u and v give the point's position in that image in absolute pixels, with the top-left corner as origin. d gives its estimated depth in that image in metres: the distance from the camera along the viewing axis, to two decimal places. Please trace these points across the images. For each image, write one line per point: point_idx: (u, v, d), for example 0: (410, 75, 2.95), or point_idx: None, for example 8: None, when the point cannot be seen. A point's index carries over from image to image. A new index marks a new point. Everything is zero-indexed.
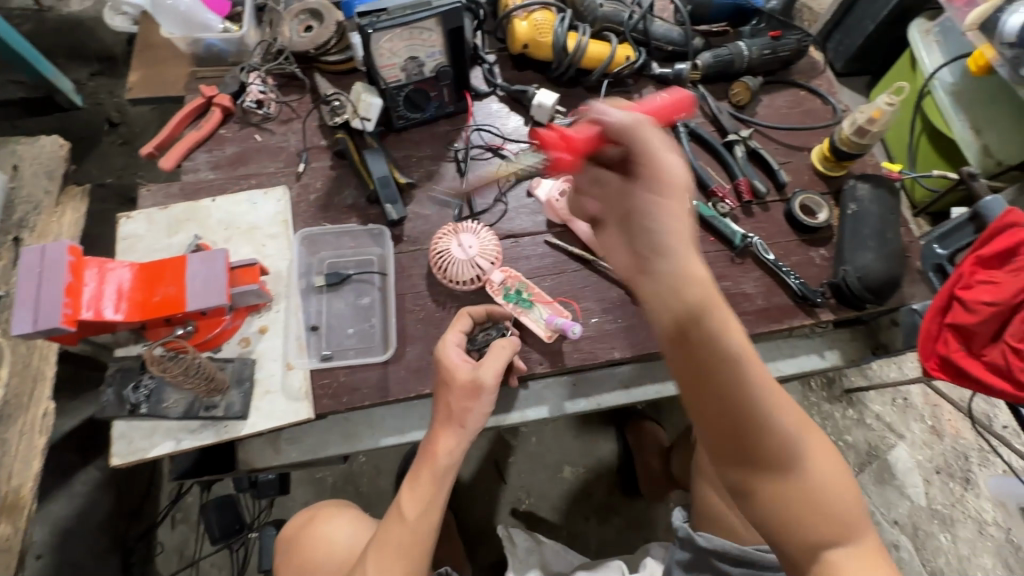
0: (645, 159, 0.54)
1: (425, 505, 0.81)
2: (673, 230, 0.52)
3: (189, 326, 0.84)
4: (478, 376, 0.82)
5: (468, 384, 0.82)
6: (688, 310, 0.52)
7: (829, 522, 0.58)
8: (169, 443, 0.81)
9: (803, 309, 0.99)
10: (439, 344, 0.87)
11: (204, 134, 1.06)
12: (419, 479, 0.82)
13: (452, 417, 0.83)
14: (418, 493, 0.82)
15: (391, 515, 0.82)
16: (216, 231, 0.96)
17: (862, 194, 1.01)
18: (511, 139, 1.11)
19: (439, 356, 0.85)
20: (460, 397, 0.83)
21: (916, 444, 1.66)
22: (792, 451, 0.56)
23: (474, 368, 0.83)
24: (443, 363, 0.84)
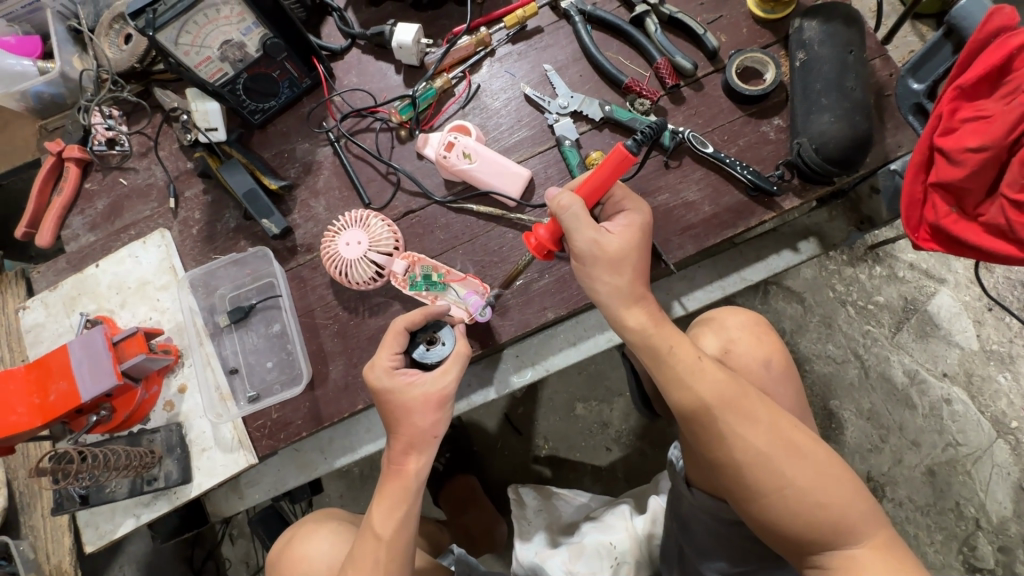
0: (577, 227, 0.63)
1: (399, 519, 0.68)
2: (608, 256, 0.64)
3: (103, 410, 0.80)
4: (443, 387, 0.70)
5: (431, 399, 0.69)
6: (615, 309, 0.65)
7: (782, 462, 0.59)
8: (131, 519, 0.83)
9: (761, 203, 0.82)
10: (367, 375, 0.71)
11: (68, 195, 0.96)
12: (388, 494, 0.69)
13: (414, 435, 0.69)
14: (388, 508, 0.69)
15: (363, 535, 0.69)
16: (111, 299, 0.91)
17: (810, 37, 0.78)
18: (384, 95, 0.94)
19: (376, 389, 0.71)
20: (421, 412, 0.69)
21: (961, 284, 1.37)
22: (724, 405, 0.61)
23: (434, 379, 0.70)
24: (392, 392, 0.69)
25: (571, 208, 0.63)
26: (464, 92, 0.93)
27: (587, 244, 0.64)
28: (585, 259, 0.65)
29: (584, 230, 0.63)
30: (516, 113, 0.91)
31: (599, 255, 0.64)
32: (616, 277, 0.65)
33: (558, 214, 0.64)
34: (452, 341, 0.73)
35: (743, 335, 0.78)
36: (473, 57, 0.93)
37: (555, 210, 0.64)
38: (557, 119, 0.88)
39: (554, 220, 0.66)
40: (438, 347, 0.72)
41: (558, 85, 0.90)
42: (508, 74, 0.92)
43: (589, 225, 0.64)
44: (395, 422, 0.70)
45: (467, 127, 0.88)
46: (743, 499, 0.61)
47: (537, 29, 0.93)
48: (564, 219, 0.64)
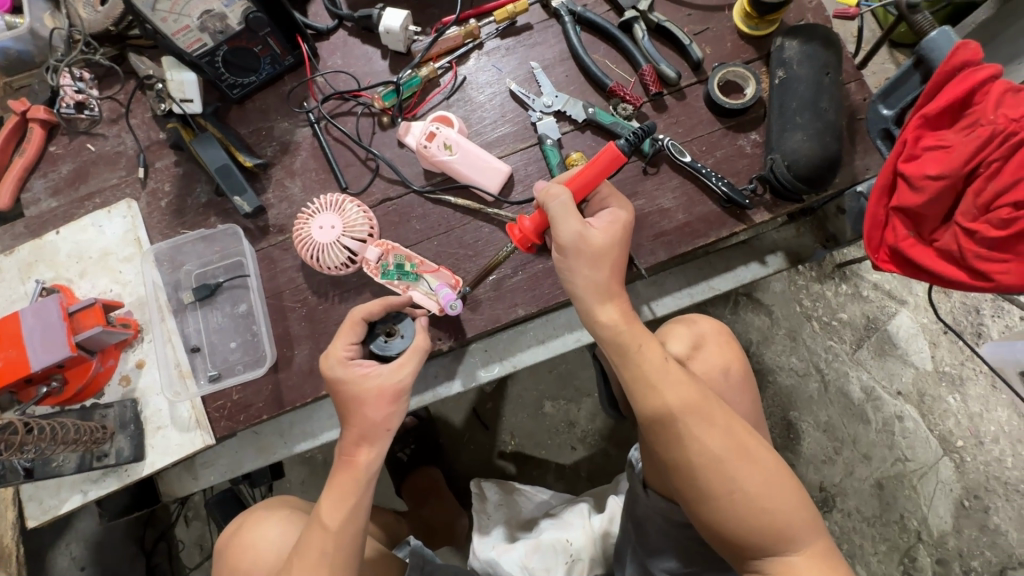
0: (563, 218, 0.65)
1: (347, 511, 0.67)
2: (588, 248, 0.65)
3: (54, 381, 0.79)
4: (398, 381, 0.69)
5: (385, 392, 0.68)
6: (586, 302, 0.66)
7: (735, 467, 0.61)
8: (78, 496, 0.80)
9: (733, 215, 0.84)
10: (321, 364, 0.70)
11: (31, 157, 0.93)
12: (337, 486, 0.68)
13: (366, 427, 0.68)
14: (337, 496, 0.68)
15: (312, 524, 0.68)
16: (69, 267, 0.88)
17: (790, 56, 0.80)
18: (369, 80, 0.93)
19: (331, 380, 0.70)
20: (375, 405, 0.68)
21: (919, 306, 1.43)
22: (685, 405, 0.63)
23: (390, 372, 0.69)
24: (348, 383, 0.69)
25: (560, 197, 0.65)
26: (449, 83, 0.92)
27: (572, 236, 0.64)
28: (568, 252, 0.65)
29: (571, 221, 0.64)
30: (501, 108, 0.91)
31: (583, 247, 0.65)
32: (597, 270, 0.65)
33: (546, 204, 0.66)
34: (412, 334, 0.74)
35: (704, 341, 0.80)
36: (461, 49, 0.92)
37: (545, 200, 0.66)
38: (541, 117, 0.89)
39: (541, 212, 0.68)
40: (396, 340, 0.73)
41: (544, 84, 0.90)
42: (495, 68, 0.92)
43: (576, 216, 0.65)
44: (347, 416, 0.69)
45: (450, 118, 0.88)
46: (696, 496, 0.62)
47: (526, 26, 0.93)
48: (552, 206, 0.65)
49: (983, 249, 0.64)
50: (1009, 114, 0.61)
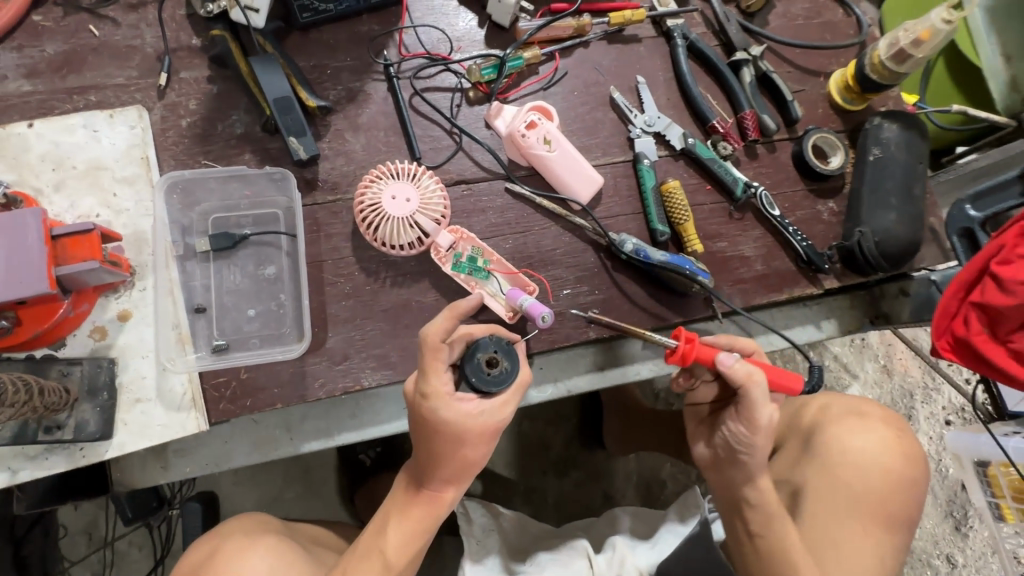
0: (764, 408, 0.61)
1: (412, 551, 0.61)
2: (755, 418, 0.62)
3: (2, 319, 0.58)
4: (501, 420, 0.60)
5: (488, 432, 0.59)
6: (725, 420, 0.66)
7: (855, 529, 0.66)
8: (3, 475, 0.60)
9: (806, 276, 0.84)
10: (418, 397, 0.58)
11: (4, 21, 0.71)
12: (411, 515, 0.61)
13: (462, 467, 0.60)
14: (408, 526, 0.61)
15: (369, 546, 0.61)
16: (40, 175, 0.68)
17: (887, 137, 0.83)
18: (460, 46, 0.83)
19: (429, 421, 0.57)
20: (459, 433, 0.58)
21: (868, 383, 1.66)
22: (872, 459, 0.69)
23: (493, 410, 0.59)
24: (449, 424, 0.57)
25: (759, 387, 0.60)
26: (548, 74, 0.85)
27: (767, 420, 0.61)
28: (756, 430, 0.62)
29: (767, 408, 0.61)
30: (598, 115, 0.85)
31: (766, 430, 0.62)
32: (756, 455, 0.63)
33: (746, 386, 0.60)
34: (517, 366, 0.60)
35: (861, 434, 0.71)
36: (568, 41, 0.85)
37: (742, 380, 0.60)
38: (639, 135, 0.84)
39: (720, 372, 0.61)
40: (499, 371, 0.59)
41: (647, 102, 0.85)
42: (597, 71, 0.86)
43: (768, 410, 0.61)
44: (440, 453, 0.59)
45: (552, 110, 0.80)
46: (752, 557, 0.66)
47: (634, 38, 0.89)
48: (747, 391, 0.60)
49: None
50: None
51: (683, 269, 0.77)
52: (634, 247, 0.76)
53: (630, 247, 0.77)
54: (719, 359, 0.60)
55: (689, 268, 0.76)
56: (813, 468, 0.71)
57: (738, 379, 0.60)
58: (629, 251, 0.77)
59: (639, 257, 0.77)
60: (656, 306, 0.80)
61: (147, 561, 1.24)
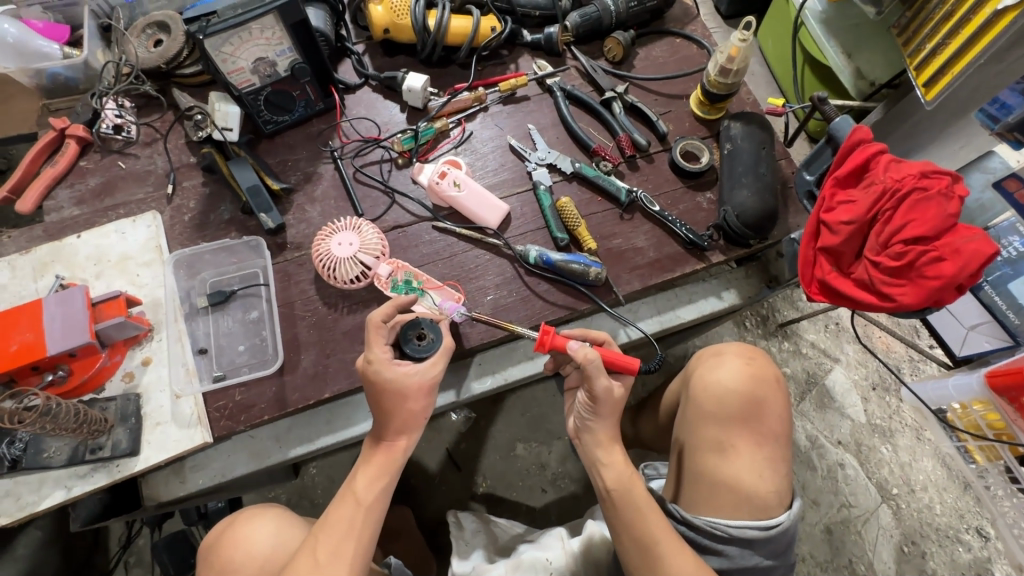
0: (598, 377, 0.74)
1: (381, 485, 0.78)
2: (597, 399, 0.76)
3: (60, 370, 0.81)
4: (434, 376, 0.79)
5: (425, 386, 0.78)
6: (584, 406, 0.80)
7: (734, 451, 0.83)
8: (60, 492, 0.79)
9: (694, 255, 1.00)
10: (366, 369, 0.76)
11: (61, 168, 1.00)
12: (374, 462, 0.79)
13: (409, 417, 0.78)
14: (373, 473, 0.78)
15: (344, 494, 0.78)
16: (85, 268, 0.93)
17: (735, 133, 1.02)
18: (388, 128, 1.08)
19: (377, 381, 0.76)
20: (396, 395, 0.76)
21: (850, 364, 1.71)
22: (738, 390, 0.87)
23: (425, 369, 0.79)
24: (396, 381, 0.76)
25: (595, 365, 0.74)
26: (458, 135, 1.08)
27: (603, 390, 0.74)
28: (598, 400, 0.75)
29: (602, 380, 0.74)
30: (501, 159, 1.07)
31: (605, 398, 0.75)
32: (598, 420, 0.78)
33: (582, 362, 0.74)
34: (439, 335, 0.83)
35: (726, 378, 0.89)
36: (469, 109, 1.10)
37: (578, 356, 0.74)
38: (535, 167, 1.05)
39: (568, 351, 0.76)
40: (426, 341, 0.82)
41: (539, 142, 1.07)
42: (497, 127, 1.09)
43: (602, 379, 0.74)
44: (389, 407, 0.77)
45: (459, 162, 1.03)
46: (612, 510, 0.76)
47: (524, 97, 1.12)
48: (586, 369, 0.74)
49: (887, 276, 0.79)
50: (894, 177, 0.80)
51: (578, 263, 0.94)
52: (537, 254, 0.95)
53: (534, 253, 0.95)
54: (564, 343, 0.76)
55: (582, 261, 0.94)
56: (693, 407, 0.89)
57: (578, 356, 0.74)
58: (534, 258, 0.96)
59: (543, 261, 0.95)
60: (566, 298, 0.96)
61: None
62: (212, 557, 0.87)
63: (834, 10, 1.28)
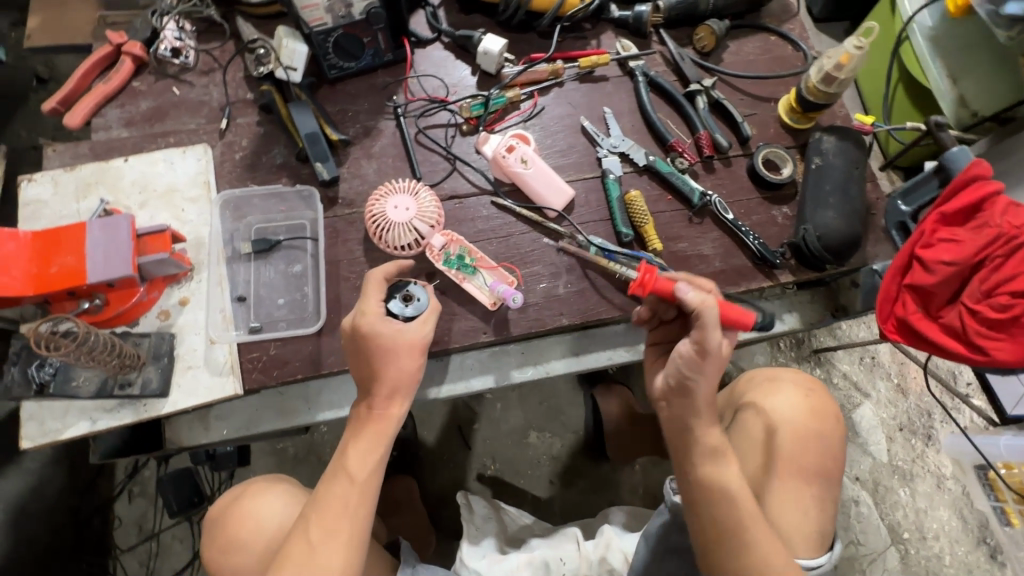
0: (711, 330, 0.67)
1: (372, 462, 0.75)
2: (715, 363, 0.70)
3: (97, 299, 0.78)
4: (425, 334, 0.78)
5: (416, 345, 0.77)
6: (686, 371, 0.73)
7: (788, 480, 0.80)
8: (85, 423, 0.77)
9: (762, 272, 0.94)
10: (358, 323, 0.75)
11: (115, 86, 0.95)
12: (364, 437, 0.76)
13: (402, 379, 0.76)
14: (363, 450, 0.75)
15: (335, 474, 0.74)
16: (129, 195, 0.88)
17: (827, 147, 0.94)
18: (456, 90, 1.02)
19: (371, 336, 0.74)
20: (399, 357, 0.75)
21: (881, 402, 1.66)
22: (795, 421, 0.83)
23: (415, 328, 0.77)
24: (387, 337, 0.75)
25: (710, 314, 0.68)
26: (529, 108, 1.02)
27: (716, 345, 0.68)
28: (706, 356, 0.69)
29: (717, 332, 0.68)
30: (571, 140, 1.00)
31: (714, 356, 0.69)
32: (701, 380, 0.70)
33: (698, 310, 0.68)
34: (426, 296, 0.80)
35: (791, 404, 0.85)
36: (544, 82, 1.03)
37: (692, 304, 0.68)
38: (606, 155, 0.99)
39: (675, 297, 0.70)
40: (414, 303, 0.79)
41: (613, 127, 1.00)
42: (570, 105, 1.03)
43: (717, 331, 0.68)
44: (381, 368, 0.75)
45: (528, 137, 0.96)
46: (693, 480, 0.73)
47: (603, 77, 1.05)
48: (698, 316, 0.68)
49: (982, 325, 0.76)
50: (1010, 222, 0.75)
51: (641, 263, 0.89)
52: (600, 247, 0.90)
53: (596, 246, 0.90)
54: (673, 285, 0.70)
55: (646, 262, 0.89)
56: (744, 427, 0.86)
57: (692, 303, 0.69)
58: (596, 251, 0.91)
59: (605, 255, 0.90)
60: (622, 298, 0.91)
61: (187, 552, 1.37)
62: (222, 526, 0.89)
63: (947, 27, 1.18)
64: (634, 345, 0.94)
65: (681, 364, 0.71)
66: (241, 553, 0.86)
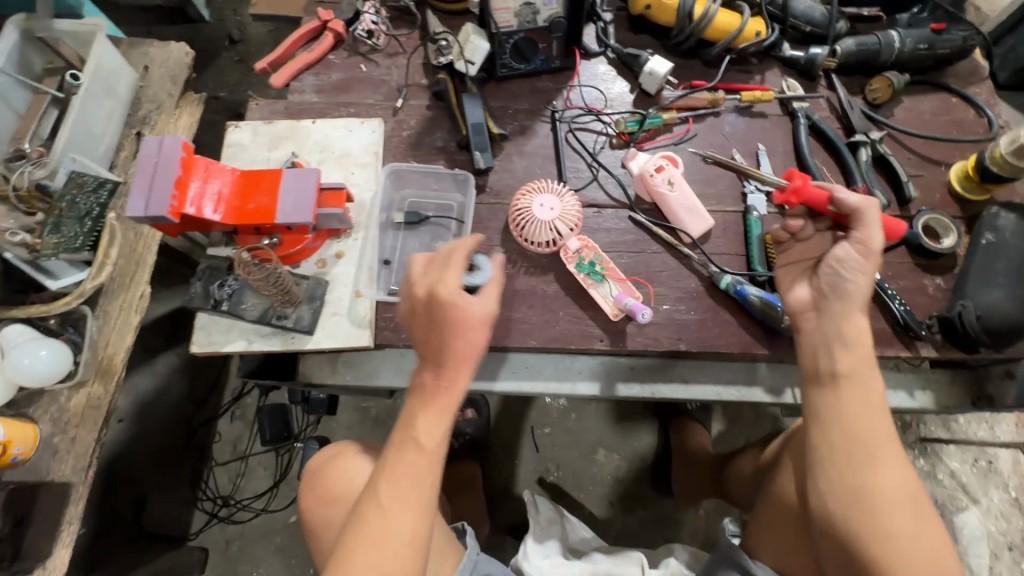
0: (875, 232, 0.73)
1: (440, 434, 0.77)
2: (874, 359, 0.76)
3: (274, 238, 0.89)
4: (492, 307, 0.77)
5: (484, 320, 0.75)
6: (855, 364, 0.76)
7: None
8: (242, 342, 0.87)
9: (902, 340, 0.88)
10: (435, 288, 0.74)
11: (315, 57, 1.08)
12: (435, 407, 0.76)
13: (466, 350, 0.75)
14: (433, 422, 0.77)
15: (405, 441, 0.77)
16: (311, 152, 0.99)
17: (1004, 224, 0.88)
18: (613, 104, 1.05)
19: (446, 304, 0.73)
20: (455, 329, 0.74)
21: (990, 512, 1.50)
22: None
23: (483, 302, 0.76)
24: (456, 307, 0.73)
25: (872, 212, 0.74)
26: (681, 132, 1.03)
27: (878, 243, 0.74)
28: (872, 255, 0.74)
29: (879, 231, 0.74)
30: (718, 170, 1.00)
31: (871, 256, 0.74)
32: (860, 281, 0.75)
33: (863, 209, 0.74)
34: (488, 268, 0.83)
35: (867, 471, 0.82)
36: (702, 110, 1.03)
37: (856, 204, 0.74)
38: (753, 191, 0.98)
39: (823, 193, 0.77)
40: (477, 274, 0.81)
41: (765, 165, 1.00)
42: (723, 136, 1.03)
43: (877, 230, 0.74)
44: (446, 342, 0.74)
45: (677, 160, 0.98)
46: (834, 444, 0.74)
47: (761, 113, 1.04)
48: (863, 216, 0.74)
49: None
50: None
51: (774, 305, 0.87)
52: (732, 281, 0.89)
53: (728, 279, 0.90)
54: (824, 186, 0.77)
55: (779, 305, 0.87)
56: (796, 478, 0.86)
57: (852, 205, 0.75)
58: (727, 284, 0.90)
59: (736, 290, 0.90)
60: (745, 336, 0.90)
61: (269, 480, 1.50)
62: (313, 482, 1.00)
63: None
64: (746, 386, 0.92)
65: (839, 266, 0.76)
66: (337, 505, 0.96)
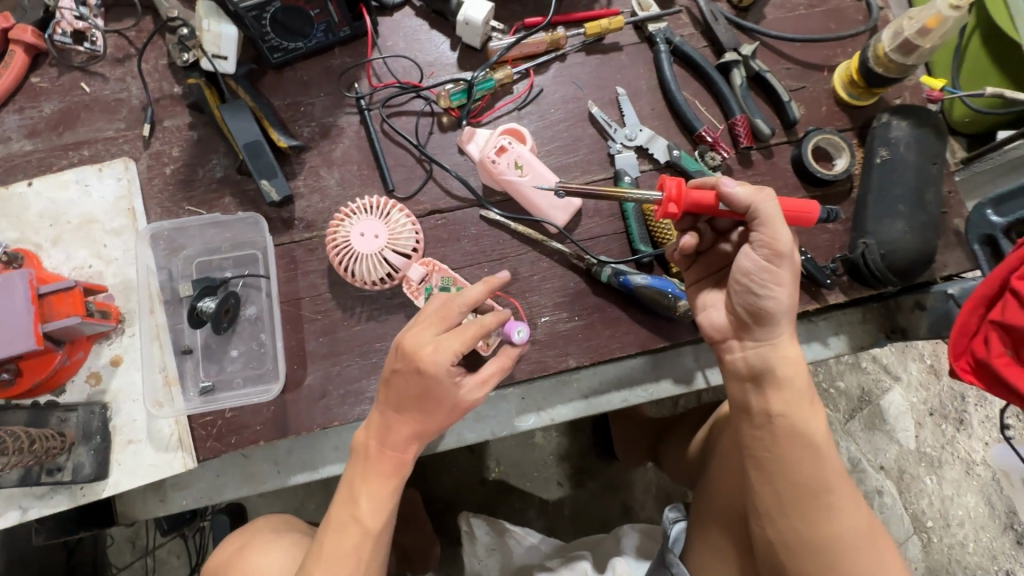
0: (781, 231, 0.56)
1: (390, 510, 0.62)
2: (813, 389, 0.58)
3: (5, 371, 0.64)
4: (473, 393, 0.62)
5: (458, 402, 0.61)
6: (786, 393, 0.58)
7: None
8: (16, 512, 0.67)
9: (807, 292, 0.78)
10: (425, 360, 0.57)
11: (6, 85, 0.76)
12: (378, 483, 0.61)
13: (431, 426, 0.61)
14: (382, 500, 0.61)
15: (345, 523, 0.61)
16: (39, 230, 0.74)
17: (896, 136, 0.76)
18: (432, 71, 0.82)
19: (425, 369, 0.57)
20: (436, 396, 0.59)
21: (912, 386, 1.48)
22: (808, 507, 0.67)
23: (468, 381, 0.61)
24: (440, 385, 0.58)
25: (768, 204, 0.57)
26: (522, 92, 0.82)
27: (788, 243, 0.56)
28: (784, 259, 0.56)
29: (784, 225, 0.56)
30: (576, 131, 0.82)
31: (783, 258, 0.57)
32: (778, 295, 0.57)
33: (758, 204, 0.56)
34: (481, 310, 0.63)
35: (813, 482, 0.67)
36: (541, 57, 0.83)
37: (748, 200, 0.57)
38: (620, 150, 0.81)
39: (710, 195, 0.59)
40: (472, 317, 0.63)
41: (628, 113, 0.81)
42: (574, 85, 0.83)
43: (782, 228, 0.56)
44: (425, 402, 0.59)
45: (523, 132, 0.78)
46: (778, 485, 0.58)
47: (615, 46, 0.84)
48: (757, 215, 0.57)
49: None
50: None
51: (664, 292, 0.73)
52: (613, 272, 0.74)
53: (609, 271, 0.74)
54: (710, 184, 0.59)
55: (670, 292, 0.72)
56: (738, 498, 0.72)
57: (743, 201, 0.57)
58: (609, 276, 0.75)
59: (619, 281, 0.74)
60: (641, 331, 0.77)
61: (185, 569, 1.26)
62: None
63: None
64: (654, 384, 0.81)
65: (748, 280, 0.58)
66: None
